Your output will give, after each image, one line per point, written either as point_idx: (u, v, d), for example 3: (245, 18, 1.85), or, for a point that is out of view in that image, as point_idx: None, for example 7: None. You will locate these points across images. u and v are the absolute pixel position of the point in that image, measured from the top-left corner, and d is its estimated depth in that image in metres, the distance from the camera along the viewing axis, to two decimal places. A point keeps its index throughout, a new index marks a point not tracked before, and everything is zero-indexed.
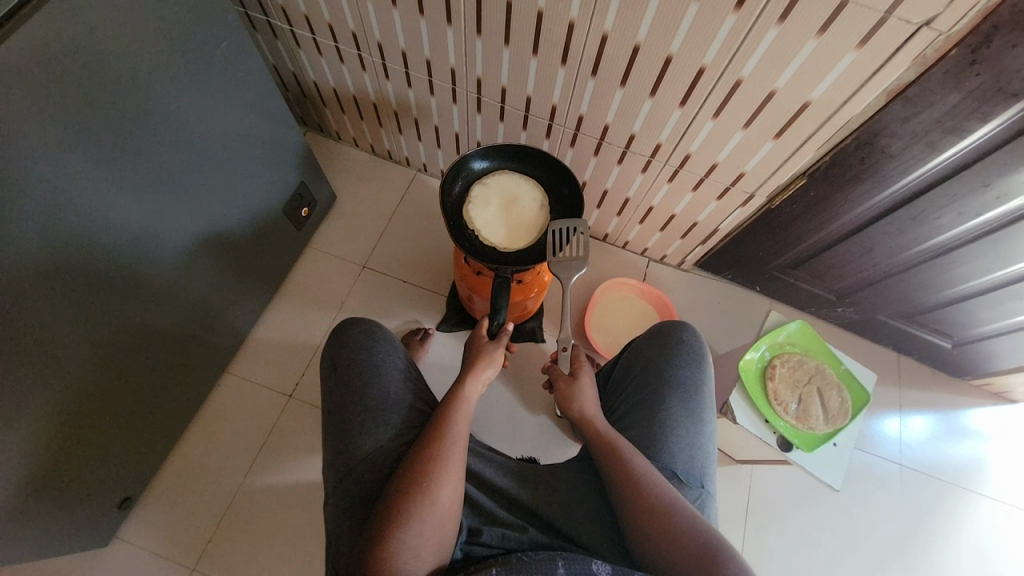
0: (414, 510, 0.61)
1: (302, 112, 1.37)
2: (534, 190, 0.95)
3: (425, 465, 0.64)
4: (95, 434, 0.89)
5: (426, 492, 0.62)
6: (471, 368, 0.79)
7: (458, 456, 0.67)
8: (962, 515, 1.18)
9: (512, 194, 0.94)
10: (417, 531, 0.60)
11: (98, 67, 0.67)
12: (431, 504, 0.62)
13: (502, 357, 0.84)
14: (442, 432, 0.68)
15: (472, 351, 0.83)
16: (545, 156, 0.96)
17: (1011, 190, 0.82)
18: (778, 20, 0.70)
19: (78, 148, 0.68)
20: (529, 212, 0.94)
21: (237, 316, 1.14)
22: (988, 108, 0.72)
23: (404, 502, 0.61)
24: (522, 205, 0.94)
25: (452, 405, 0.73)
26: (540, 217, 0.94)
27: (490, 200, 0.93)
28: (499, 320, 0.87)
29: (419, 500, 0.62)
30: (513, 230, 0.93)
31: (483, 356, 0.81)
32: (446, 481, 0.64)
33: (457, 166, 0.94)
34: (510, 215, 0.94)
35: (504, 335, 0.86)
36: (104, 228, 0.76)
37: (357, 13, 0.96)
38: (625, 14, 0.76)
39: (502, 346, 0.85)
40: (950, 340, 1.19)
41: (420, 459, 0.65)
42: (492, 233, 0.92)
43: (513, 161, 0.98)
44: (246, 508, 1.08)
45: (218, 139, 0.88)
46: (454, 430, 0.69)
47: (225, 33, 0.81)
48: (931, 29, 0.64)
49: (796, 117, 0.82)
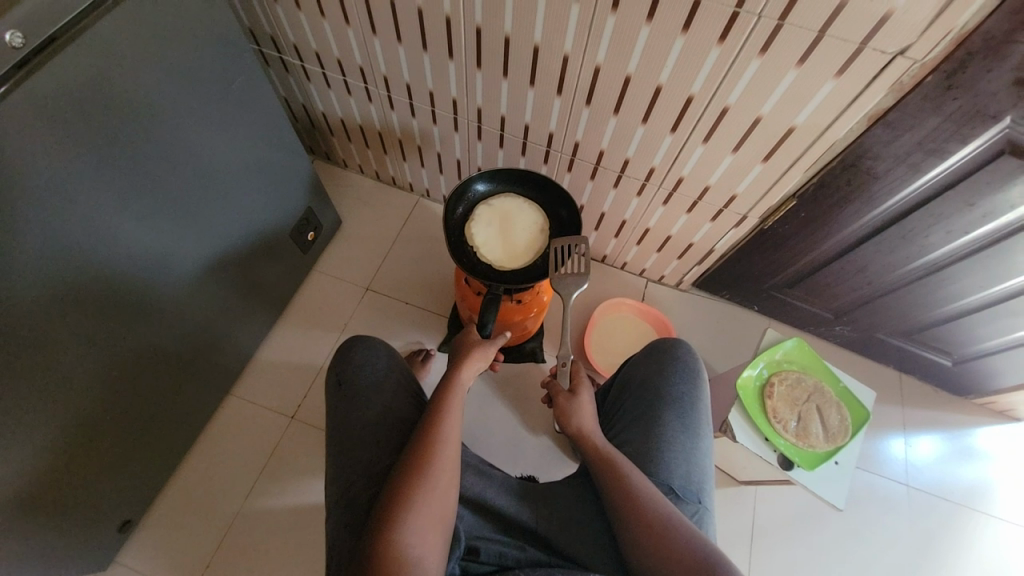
0: (415, 495, 0.62)
1: (310, 141, 1.44)
2: (533, 215, 0.99)
3: (424, 452, 0.66)
4: (102, 450, 0.91)
5: (426, 477, 0.63)
6: (463, 359, 0.81)
7: (453, 441, 0.68)
8: (975, 539, 1.15)
9: (513, 217, 0.98)
10: (420, 515, 0.60)
11: (121, 97, 0.72)
12: (431, 487, 0.63)
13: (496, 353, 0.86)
14: (440, 419, 0.70)
15: (460, 347, 0.84)
16: (546, 181, 1.00)
17: (996, 208, 0.84)
18: (759, 52, 0.74)
19: (91, 173, 0.72)
20: (528, 235, 0.97)
21: (242, 337, 1.17)
22: (968, 129, 0.75)
23: (404, 488, 0.62)
24: (522, 228, 0.98)
25: (447, 393, 0.74)
26: (538, 239, 0.98)
27: (491, 221, 0.97)
28: (487, 331, 0.90)
29: (419, 485, 0.63)
30: (513, 253, 0.96)
31: (475, 348, 0.83)
32: (444, 467, 0.65)
33: (460, 190, 0.98)
34: (509, 236, 0.97)
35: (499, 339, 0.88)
36: (115, 251, 0.80)
37: (366, 49, 1.03)
38: (616, 47, 0.82)
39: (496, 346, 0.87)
40: (950, 357, 1.20)
41: (416, 446, 0.67)
42: (492, 251, 0.95)
43: (514, 187, 1.02)
44: (245, 532, 1.07)
45: (227, 167, 0.93)
46: (449, 417, 0.71)
47: (241, 68, 0.88)
48: (905, 58, 0.69)
49: (783, 141, 0.86)
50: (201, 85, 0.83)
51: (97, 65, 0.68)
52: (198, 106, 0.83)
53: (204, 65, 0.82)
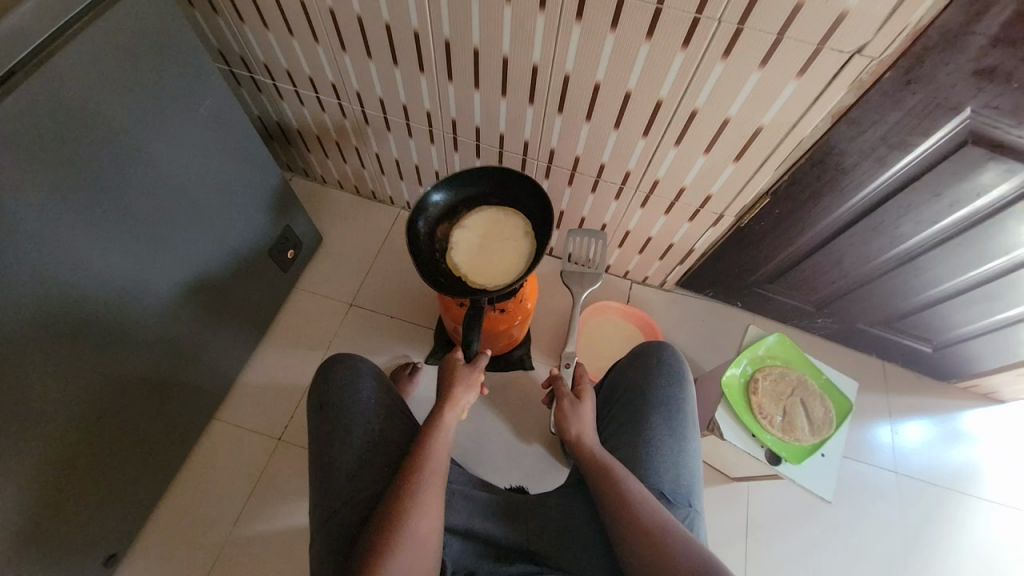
0: (399, 539, 0.61)
1: (287, 159, 1.43)
2: (504, 214, 0.97)
3: (405, 496, 0.65)
4: (83, 483, 0.89)
5: (409, 522, 0.63)
6: (447, 397, 0.77)
7: (437, 484, 0.67)
8: (966, 522, 1.17)
9: (479, 223, 0.96)
10: (405, 560, 0.60)
11: (86, 125, 0.72)
12: (416, 531, 0.62)
13: (479, 380, 0.83)
14: (419, 462, 0.69)
15: (446, 376, 0.82)
16: (500, 174, 0.96)
17: (963, 197, 0.86)
18: (722, 55, 0.76)
19: (59, 203, 0.71)
20: (497, 236, 0.96)
21: (225, 359, 1.15)
22: (929, 122, 0.77)
23: (388, 533, 0.62)
24: (490, 229, 0.96)
25: (429, 434, 0.72)
26: (509, 234, 0.96)
27: (460, 233, 0.96)
28: (473, 347, 0.89)
29: (403, 529, 0.62)
30: (495, 261, 0.94)
31: (458, 380, 0.80)
32: (427, 509, 0.65)
33: (419, 207, 0.95)
34: (481, 242, 0.95)
35: (481, 359, 0.85)
36: (88, 280, 0.79)
37: (337, 66, 1.03)
38: (584, 55, 0.82)
39: (479, 368, 0.84)
40: (930, 344, 1.22)
41: (400, 489, 0.66)
42: (465, 262, 0.94)
43: (472, 186, 0.98)
44: (236, 559, 1.06)
45: (201, 189, 0.92)
46: (432, 461, 0.69)
47: (210, 90, 0.87)
48: (863, 56, 0.70)
49: (752, 140, 0.87)
50: (167, 108, 0.82)
51: (58, 93, 0.67)
52: (167, 129, 0.83)
53: (170, 89, 0.81)
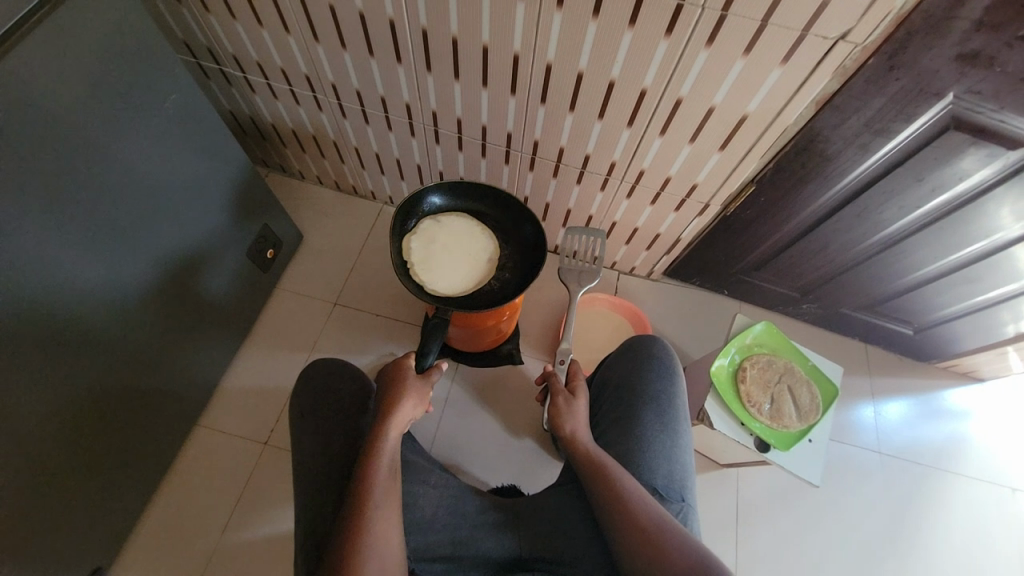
0: (367, 552, 0.59)
1: (263, 155, 1.38)
2: (482, 239, 0.95)
3: (375, 504, 0.62)
4: (62, 499, 0.86)
5: (368, 538, 0.60)
6: (392, 404, 0.72)
7: (389, 495, 0.64)
8: (946, 498, 1.20)
9: (459, 236, 0.94)
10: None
11: (42, 126, 0.67)
12: (375, 547, 0.60)
13: (426, 400, 0.78)
14: (370, 477, 0.65)
15: (393, 381, 0.75)
16: (502, 197, 0.96)
17: (944, 182, 0.87)
18: (706, 43, 0.74)
19: (19, 210, 0.68)
20: (470, 257, 0.93)
21: (205, 364, 1.12)
22: (912, 108, 0.76)
23: (349, 552, 0.59)
24: (467, 248, 0.94)
25: (376, 445, 0.68)
26: (479, 264, 0.93)
27: (434, 237, 0.93)
28: (427, 361, 0.82)
29: (363, 547, 0.59)
30: (461, 273, 0.91)
31: (406, 386, 0.74)
32: (383, 522, 0.62)
33: (413, 200, 0.94)
34: (449, 257, 0.92)
35: (435, 373, 0.80)
36: (58, 289, 0.75)
37: (310, 58, 0.99)
38: (565, 43, 0.80)
39: (431, 385, 0.79)
40: (912, 326, 1.24)
41: (353, 505, 0.62)
42: (427, 269, 0.90)
43: (470, 203, 0.98)
44: (225, 567, 1.04)
45: (173, 190, 0.89)
46: (381, 471, 0.65)
47: (176, 86, 0.83)
48: (847, 42, 0.70)
49: (737, 129, 0.86)
50: (133, 105, 0.77)
51: (13, 92, 0.63)
52: (134, 128, 0.79)
53: (134, 85, 0.77)
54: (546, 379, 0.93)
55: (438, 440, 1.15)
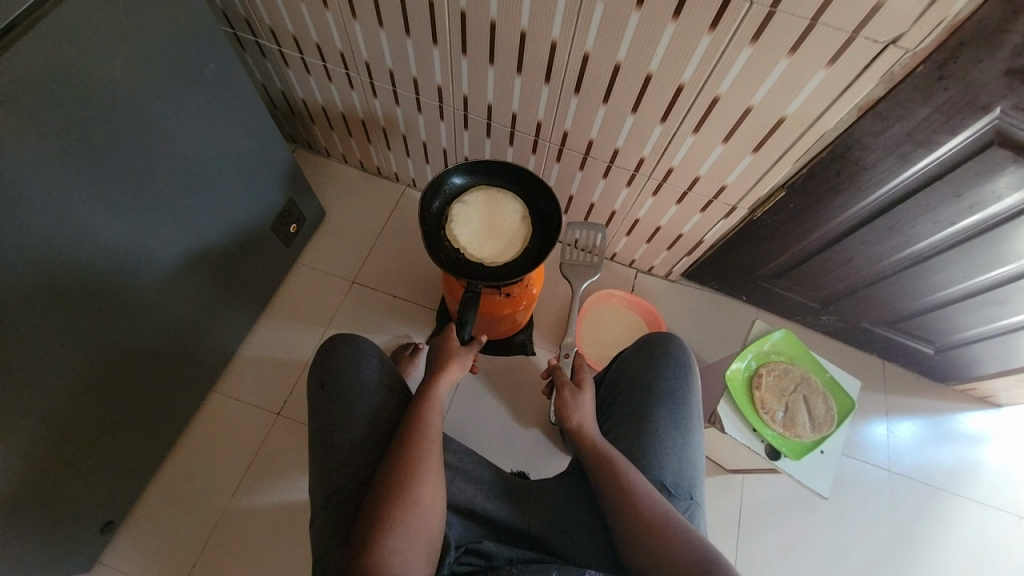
0: (386, 530, 0.60)
1: (291, 129, 1.39)
2: (518, 209, 0.94)
3: (396, 482, 0.63)
4: (82, 450, 0.89)
5: (401, 507, 0.61)
6: (436, 369, 0.80)
7: (435, 460, 0.67)
8: (953, 522, 1.19)
9: (493, 210, 0.93)
10: (401, 541, 0.59)
11: (85, 83, 0.68)
12: (415, 507, 0.62)
13: (471, 361, 0.85)
14: (401, 453, 0.67)
15: (439, 349, 0.84)
16: (522, 172, 0.95)
17: (983, 200, 0.84)
18: (750, 40, 0.73)
19: (57, 165, 0.69)
20: (512, 225, 0.93)
21: (224, 332, 1.14)
22: (958, 120, 0.74)
23: (389, 506, 0.61)
24: (504, 218, 0.93)
25: (423, 403, 0.74)
26: (522, 228, 0.93)
27: (471, 217, 0.93)
28: (466, 333, 0.87)
29: (403, 503, 0.62)
30: (511, 243, 0.92)
31: (454, 356, 0.83)
32: (426, 484, 0.64)
33: (435, 184, 0.93)
34: (494, 229, 0.92)
35: (476, 344, 0.87)
36: (90, 246, 0.77)
37: (346, 34, 0.99)
38: (605, 33, 0.79)
39: (474, 353, 0.87)
40: (933, 346, 1.22)
41: (398, 463, 0.65)
42: (478, 248, 0.91)
43: (493, 180, 0.97)
44: (230, 531, 1.06)
45: (205, 158, 0.90)
46: (421, 440, 0.68)
47: (214, 54, 0.83)
48: (897, 47, 0.68)
49: (773, 131, 0.85)
50: (172, 72, 0.78)
51: (57, 48, 0.64)
52: (171, 93, 0.80)
53: (174, 51, 0.77)
54: (552, 373, 0.93)
55: (447, 422, 1.16)
